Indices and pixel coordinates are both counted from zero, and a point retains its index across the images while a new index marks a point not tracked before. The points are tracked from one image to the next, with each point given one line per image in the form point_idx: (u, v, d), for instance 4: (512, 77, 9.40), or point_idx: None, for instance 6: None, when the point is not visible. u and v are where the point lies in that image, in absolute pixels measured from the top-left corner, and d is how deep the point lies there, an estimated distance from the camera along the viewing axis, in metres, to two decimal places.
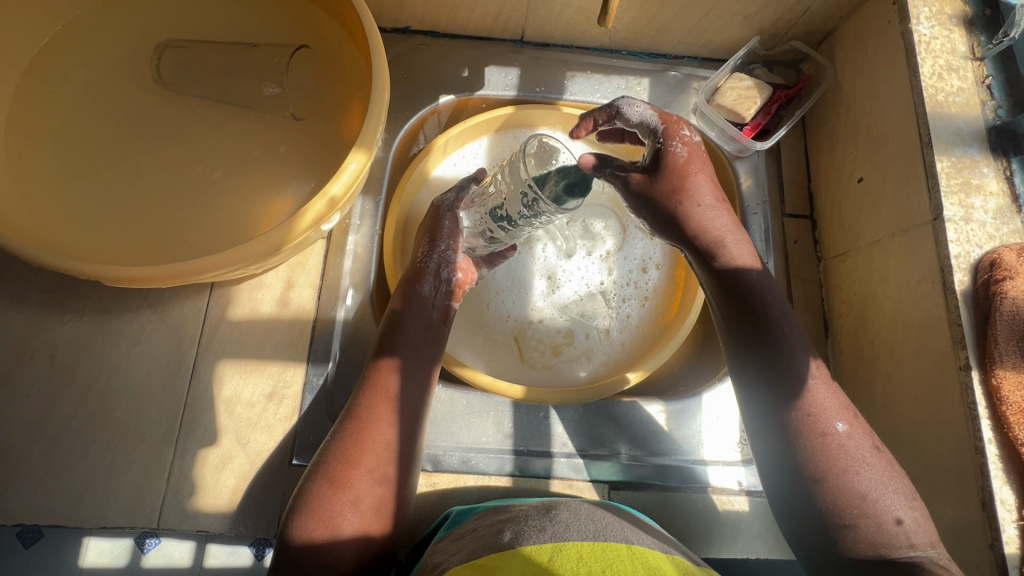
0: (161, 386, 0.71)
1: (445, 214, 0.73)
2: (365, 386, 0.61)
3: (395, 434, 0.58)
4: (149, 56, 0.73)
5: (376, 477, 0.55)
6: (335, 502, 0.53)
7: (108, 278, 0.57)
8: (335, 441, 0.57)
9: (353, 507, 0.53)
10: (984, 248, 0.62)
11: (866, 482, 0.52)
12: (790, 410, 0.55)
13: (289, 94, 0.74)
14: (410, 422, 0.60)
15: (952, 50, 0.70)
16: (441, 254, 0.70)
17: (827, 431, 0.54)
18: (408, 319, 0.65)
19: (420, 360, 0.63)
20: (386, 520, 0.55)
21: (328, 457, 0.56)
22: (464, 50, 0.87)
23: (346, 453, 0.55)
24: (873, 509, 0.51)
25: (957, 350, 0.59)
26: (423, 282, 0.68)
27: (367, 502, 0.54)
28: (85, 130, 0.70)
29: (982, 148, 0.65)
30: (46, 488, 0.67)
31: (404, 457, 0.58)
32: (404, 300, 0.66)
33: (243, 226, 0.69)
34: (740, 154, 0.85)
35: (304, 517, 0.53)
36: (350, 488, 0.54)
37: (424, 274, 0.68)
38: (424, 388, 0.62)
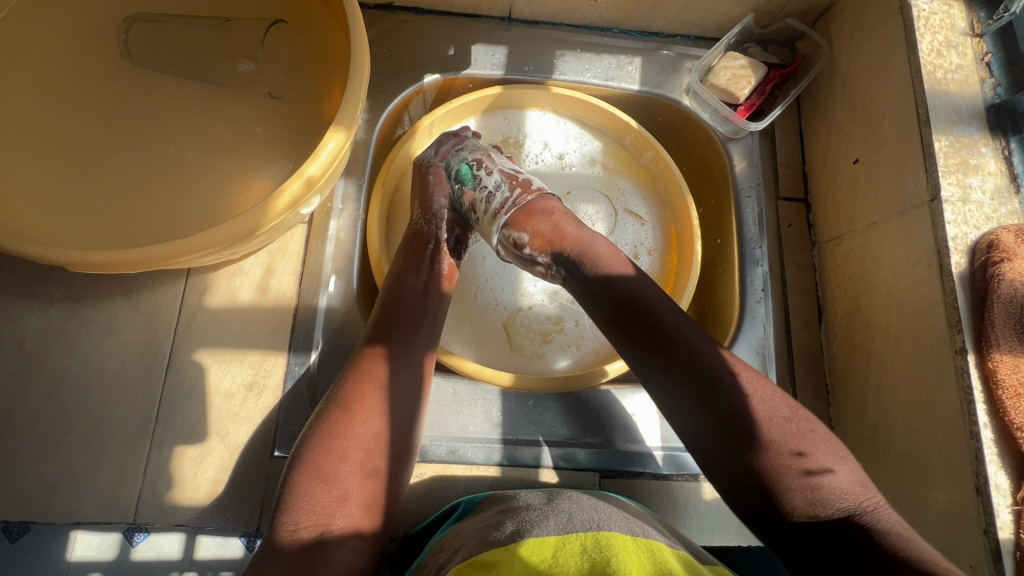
0: (136, 376, 0.68)
1: (433, 171, 0.73)
2: (353, 374, 0.57)
3: (384, 426, 0.55)
4: (117, 31, 0.69)
5: (366, 470, 0.53)
6: (324, 499, 0.50)
7: (73, 263, 0.54)
8: (316, 436, 0.53)
9: (342, 506, 0.51)
10: (981, 230, 0.60)
11: (824, 488, 0.44)
12: (723, 421, 0.47)
13: (266, 72, 0.71)
14: (400, 412, 0.57)
15: (952, 26, 0.68)
16: (437, 212, 0.70)
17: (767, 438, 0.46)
18: (406, 291, 0.64)
19: (411, 347, 0.61)
20: (376, 517, 0.53)
21: (310, 454, 0.53)
22: (450, 27, 0.84)
23: (331, 449, 0.52)
24: (836, 511, 0.43)
25: (953, 333, 0.58)
26: (423, 244, 0.68)
27: (358, 499, 0.52)
28: (49, 109, 0.66)
29: (980, 127, 0.64)
30: (17, 483, 0.64)
31: (394, 448, 0.56)
32: (404, 266, 0.66)
33: (219, 210, 0.66)
34: (734, 136, 0.83)
35: (292, 515, 0.50)
36: (340, 484, 0.51)
37: (425, 234, 0.68)
38: (416, 371, 0.60)
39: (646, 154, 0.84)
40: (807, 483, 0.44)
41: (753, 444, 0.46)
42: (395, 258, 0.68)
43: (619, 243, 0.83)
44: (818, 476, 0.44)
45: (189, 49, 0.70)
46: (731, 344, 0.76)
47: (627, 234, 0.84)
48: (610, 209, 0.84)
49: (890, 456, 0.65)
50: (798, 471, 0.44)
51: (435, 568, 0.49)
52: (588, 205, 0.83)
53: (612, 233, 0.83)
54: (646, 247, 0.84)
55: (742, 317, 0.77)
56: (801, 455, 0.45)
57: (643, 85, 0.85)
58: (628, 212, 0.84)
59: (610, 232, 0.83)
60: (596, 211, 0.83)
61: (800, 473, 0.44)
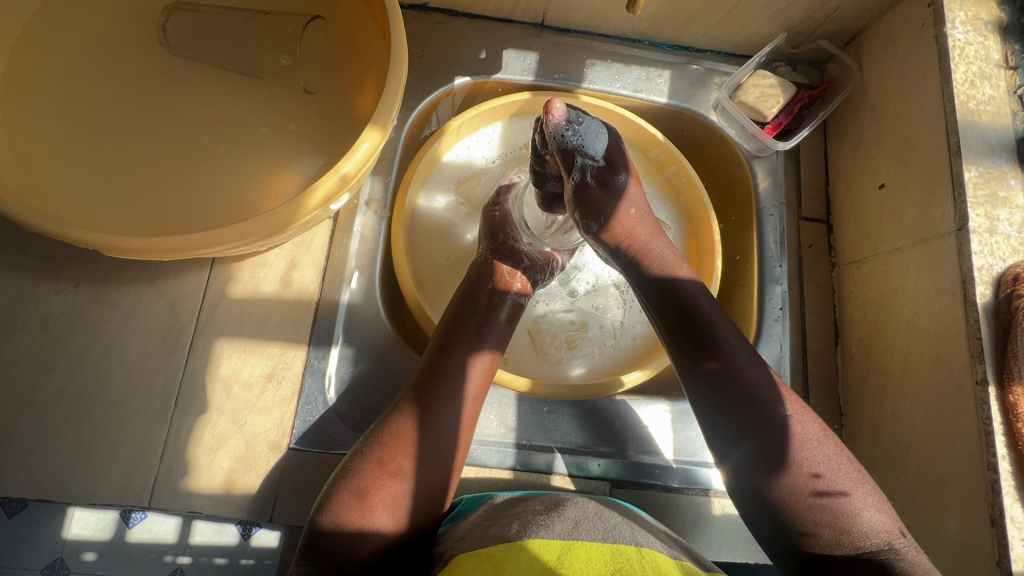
0: (158, 361, 0.69)
1: (500, 212, 0.75)
2: (407, 389, 0.60)
3: (428, 436, 0.56)
4: (157, 19, 0.70)
5: (401, 472, 0.54)
6: (358, 495, 0.52)
7: (108, 248, 0.54)
8: (370, 439, 0.56)
9: (381, 506, 0.52)
10: (1007, 262, 0.61)
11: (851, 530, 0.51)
12: (731, 417, 0.55)
13: (303, 68, 0.72)
14: (446, 422, 0.58)
15: (986, 57, 0.68)
16: (504, 244, 0.71)
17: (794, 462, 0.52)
18: (465, 318, 0.64)
19: (472, 360, 0.62)
20: (413, 521, 0.54)
21: (360, 456, 0.55)
22: (483, 31, 0.84)
23: (379, 453, 0.55)
24: (821, 514, 0.51)
25: (975, 363, 0.59)
26: (490, 279, 0.68)
27: (392, 500, 0.53)
28: (86, 92, 0.67)
29: (1011, 159, 0.64)
30: (34, 461, 0.65)
31: (436, 458, 0.56)
32: (464, 298, 0.67)
33: (250, 202, 0.67)
34: (759, 153, 0.83)
35: (331, 508, 0.52)
36: (374, 482, 0.53)
37: (489, 270, 0.68)
38: (466, 386, 0.60)
39: (669, 168, 0.84)
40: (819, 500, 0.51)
41: (762, 436, 0.54)
42: (458, 293, 0.68)
43: None
44: (813, 476, 0.52)
45: (225, 40, 0.71)
46: None
47: None
48: None
49: (903, 481, 0.65)
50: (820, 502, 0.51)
51: (438, 559, 0.50)
52: None
53: None
54: None
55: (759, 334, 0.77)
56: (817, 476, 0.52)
57: (671, 99, 0.85)
58: None
59: None
60: None
61: (801, 475, 0.52)
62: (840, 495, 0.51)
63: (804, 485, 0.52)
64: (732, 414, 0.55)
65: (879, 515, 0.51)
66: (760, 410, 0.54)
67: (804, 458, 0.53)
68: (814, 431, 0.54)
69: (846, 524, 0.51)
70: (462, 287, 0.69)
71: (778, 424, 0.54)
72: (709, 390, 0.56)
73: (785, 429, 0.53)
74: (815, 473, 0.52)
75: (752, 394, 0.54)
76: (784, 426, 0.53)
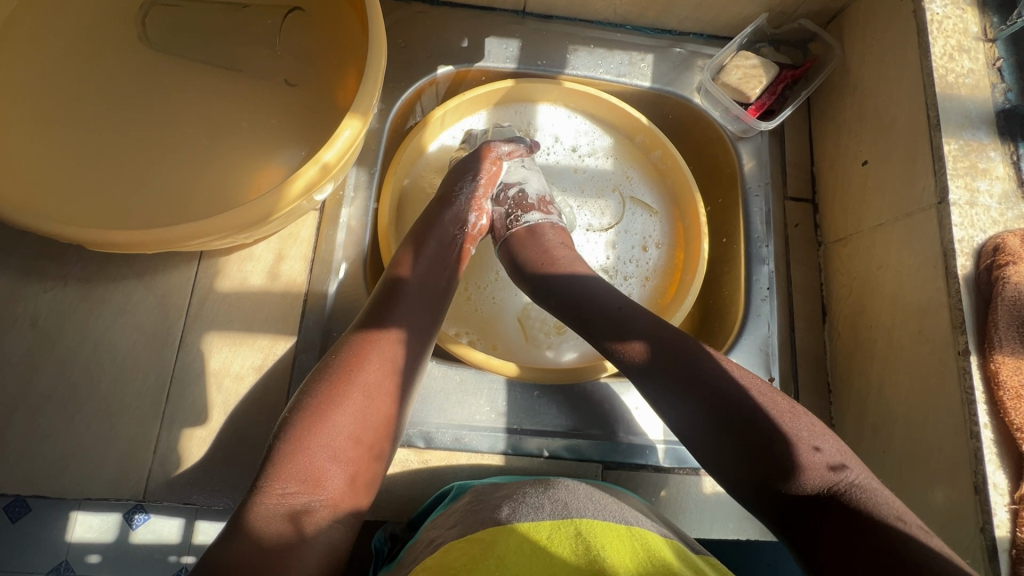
0: (148, 357, 0.69)
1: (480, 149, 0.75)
2: (361, 350, 0.57)
3: (386, 399, 0.55)
4: (134, 14, 0.70)
5: (356, 440, 0.52)
6: (315, 466, 0.50)
7: (94, 243, 0.55)
8: (309, 402, 0.53)
9: (336, 470, 0.50)
10: (988, 233, 0.61)
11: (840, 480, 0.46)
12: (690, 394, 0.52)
13: (284, 61, 0.72)
14: (401, 388, 0.57)
15: (964, 31, 0.68)
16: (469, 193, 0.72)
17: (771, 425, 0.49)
18: (423, 253, 0.66)
19: (416, 326, 0.61)
20: (365, 487, 0.53)
21: (314, 419, 0.52)
22: (465, 19, 0.84)
23: (332, 413, 0.52)
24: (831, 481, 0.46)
25: (957, 334, 0.59)
26: (447, 217, 0.70)
27: (347, 467, 0.51)
28: (70, 88, 0.67)
29: (990, 131, 0.64)
30: (26, 459, 0.65)
31: (391, 426, 0.56)
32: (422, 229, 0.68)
33: (235, 195, 0.67)
34: (744, 134, 0.84)
35: (280, 477, 0.49)
36: (330, 449, 0.51)
37: (451, 211, 0.71)
38: (417, 357, 0.60)
39: (655, 152, 0.86)
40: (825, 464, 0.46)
41: (762, 436, 0.48)
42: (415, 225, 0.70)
43: (628, 232, 0.86)
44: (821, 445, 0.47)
45: (205, 34, 0.71)
46: (735, 342, 0.77)
47: (637, 224, 0.87)
48: (619, 201, 0.87)
49: (889, 455, 0.66)
50: (821, 466, 0.47)
51: (428, 545, 0.51)
52: (598, 200, 0.86)
53: (619, 221, 0.86)
54: (654, 240, 0.86)
55: (747, 314, 0.78)
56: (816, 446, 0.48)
57: (654, 82, 0.86)
58: (637, 204, 0.87)
59: (617, 222, 0.86)
60: (606, 205, 0.86)
61: (832, 477, 0.46)
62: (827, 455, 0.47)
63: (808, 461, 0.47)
64: (727, 423, 0.50)
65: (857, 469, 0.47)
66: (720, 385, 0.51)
67: (827, 457, 0.47)
68: (830, 436, 0.49)
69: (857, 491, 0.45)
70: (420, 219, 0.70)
71: (792, 421, 0.49)
72: (701, 403, 0.51)
73: (798, 426, 0.49)
74: (845, 474, 0.46)
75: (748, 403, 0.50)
76: (796, 421, 0.49)
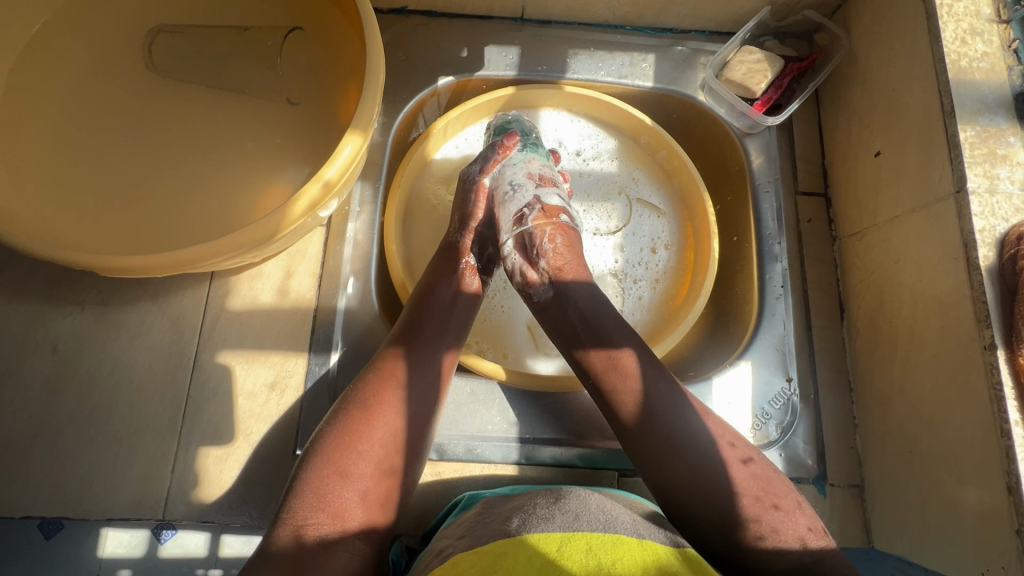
0: (164, 376, 0.70)
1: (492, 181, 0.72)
2: (375, 378, 0.58)
3: (402, 421, 0.56)
4: (141, 43, 0.72)
5: (378, 464, 0.53)
6: (338, 494, 0.50)
7: (105, 269, 0.56)
8: (328, 433, 0.54)
9: (361, 496, 0.51)
10: (1011, 222, 0.58)
11: (756, 478, 0.53)
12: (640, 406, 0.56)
13: (287, 81, 0.73)
14: (417, 409, 0.58)
15: (976, 13, 0.66)
16: (480, 233, 0.71)
17: (721, 445, 0.55)
18: (438, 288, 0.66)
19: (431, 345, 0.62)
20: (390, 510, 0.53)
21: (331, 451, 0.53)
22: (464, 29, 0.85)
23: (350, 442, 0.53)
24: (752, 492, 0.52)
25: (982, 328, 0.56)
26: (462, 256, 0.69)
27: (371, 493, 0.52)
28: (82, 117, 0.69)
29: (1008, 116, 0.62)
30: (49, 481, 0.66)
31: (411, 446, 0.56)
32: (437, 269, 0.68)
33: (242, 214, 0.68)
34: (751, 131, 0.82)
35: (305, 510, 0.49)
36: (351, 476, 0.51)
37: (464, 246, 0.70)
38: (434, 379, 0.60)
39: (661, 152, 0.86)
40: (752, 478, 0.53)
41: (693, 444, 0.54)
42: (433, 261, 0.70)
43: (635, 235, 0.85)
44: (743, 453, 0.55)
45: (209, 58, 0.72)
46: (750, 343, 0.75)
47: (644, 226, 0.86)
48: (625, 204, 0.86)
49: (916, 455, 0.64)
50: (740, 463, 0.54)
51: (438, 555, 0.50)
52: (604, 203, 0.86)
53: (627, 224, 0.85)
54: (663, 241, 0.85)
55: (761, 314, 0.76)
56: (734, 448, 0.55)
57: (657, 82, 0.85)
58: (643, 206, 0.86)
59: (625, 225, 0.85)
60: (613, 208, 0.86)
61: (748, 472, 0.53)
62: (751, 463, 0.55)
63: (747, 475, 0.53)
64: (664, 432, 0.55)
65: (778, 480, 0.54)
66: (662, 399, 0.56)
67: (740, 453, 0.55)
68: (739, 435, 0.58)
69: (777, 504, 0.52)
70: (436, 256, 0.70)
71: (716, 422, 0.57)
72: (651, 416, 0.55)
73: (718, 431, 0.56)
74: (754, 467, 0.54)
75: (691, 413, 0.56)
76: (716, 426, 0.56)
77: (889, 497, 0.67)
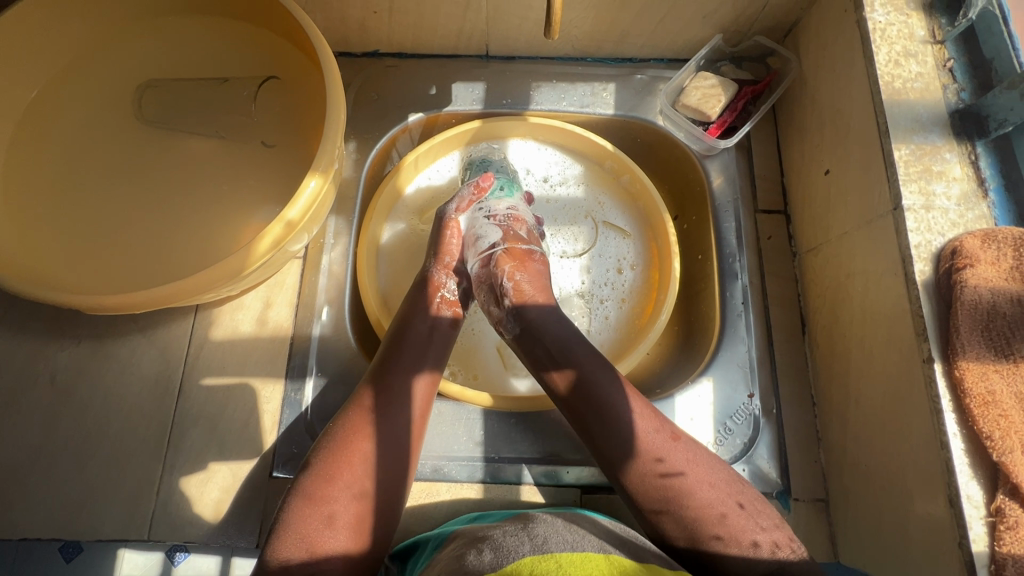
0: (152, 404, 0.75)
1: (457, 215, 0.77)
2: (353, 408, 0.61)
3: (377, 450, 0.59)
4: (133, 97, 0.78)
5: (354, 493, 0.56)
6: (315, 525, 0.54)
7: (88, 307, 0.61)
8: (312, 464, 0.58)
9: (338, 525, 0.54)
10: (947, 237, 0.60)
11: (674, 489, 0.54)
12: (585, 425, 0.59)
13: (264, 126, 0.79)
14: (392, 436, 0.60)
15: (910, 35, 0.68)
16: (451, 262, 0.74)
17: (642, 460, 0.56)
18: (415, 319, 0.68)
19: (407, 373, 0.64)
20: (370, 535, 0.56)
21: (313, 482, 0.56)
22: (432, 68, 0.90)
23: (329, 473, 0.57)
24: (683, 509, 0.54)
25: (920, 342, 0.57)
26: (432, 285, 0.71)
27: (349, 520, 0.55)
28: (78, 167, 0.75)
29: (944, 133, 0.63)
30: (46, 504, 0.71)
31: (388, 473, 0.58)
32: (411, 300, 0.70)
33: (221, 251, 0.73)
34: (709, 152, 0.85)
35: (286, 540, 0.53)
36: (328, 507, 0.55)
37: (435, 276, 0.72)
38: (410, 405, 0.62)
39: (624, 176, 0.89)
40: (668, 491, 0.54)
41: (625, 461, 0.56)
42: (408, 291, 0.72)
43: (601, 256, 0.88)
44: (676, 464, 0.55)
45: (193, 108, 0.79)
46: (711, 360, 0.76)
47: (610, 248, 0.89)
48: (591, 227, 0.89)
49: (871, 469, 0.64)
50: (657, 477, 0.55)
51: None
52: (570, 226, 0.89)
53: (593, 246, 0.88)
54: (629, 262, 0.88)
55: (722, 331, 0.77)
56: (659, 462, 0.55)
57: (618, 110, 0.88)
58: (608, 228, 0.89)
59: (591, 247, 0.88)
60: (579, 231, 0.89)
61: (662, 487, 0.55)
62: (677, 476, 0.55)
63: (673, 489, 0.54)
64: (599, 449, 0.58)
65: (717, 486, 0.55)
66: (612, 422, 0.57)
67: (665, 466, 0.55)
68: (669, 442, 0.57)
69: (710, 511, 0.54)
70: (410, 289, 0.72)
71: (647, 437, 0.57)
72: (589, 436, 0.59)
73: (650, 444, 0.56)
74: (673, 481, 0.55)
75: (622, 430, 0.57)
76: (649, 438, 0.57)
77: (850, 510, 0.67)
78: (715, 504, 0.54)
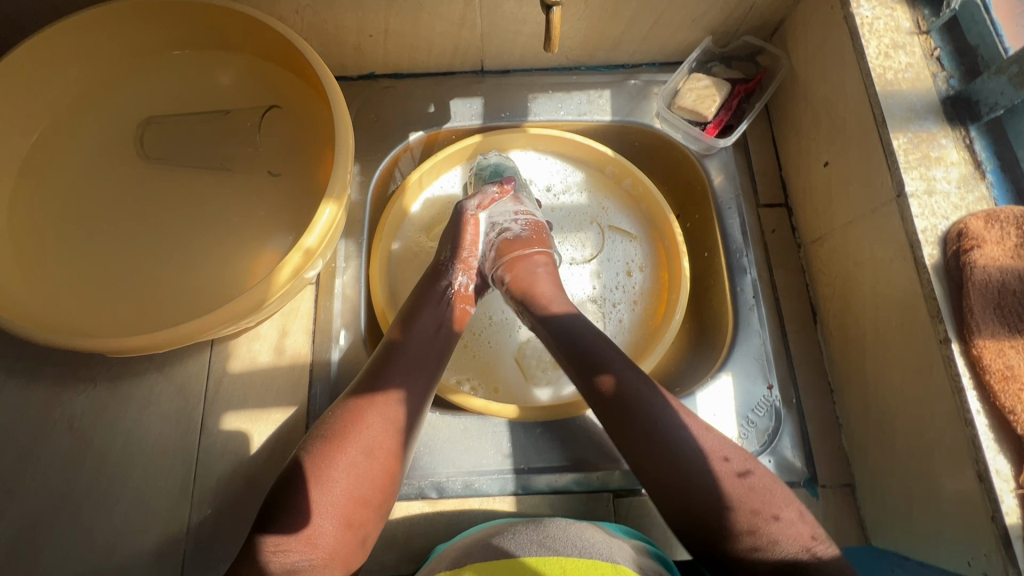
0: (174, 442, 0.74)
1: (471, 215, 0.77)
2: (361, 403, 0.59)
3: (384, 451, 0.58)
4: (134, 135, 0.78)
5: (356, 491, 0.55)
6: (314, 519, 0.53)
7: (110, 350, 0.60)
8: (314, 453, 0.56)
9: (336, 520, 0.54)
10: (951, 219, 0.61)
11: (752, 488, 0.54)
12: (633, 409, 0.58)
13: (269, 155, 0.79)
14: (401, 441, 0.60)
15: (897, 27, 0.70)
16: (463, 259, 0.74)
17: (712, 459, 0.56)
18: (424, 315, 0.68)
19: (416, 374, 0.63)
20: (363, 532, 0.56)
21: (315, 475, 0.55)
22: (429, 86, 0.91)
23: (332, 466, 0.55)
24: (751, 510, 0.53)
25: (936, 324, 0.59)
26: (441, 282, 0.72)
27: (347, 517, 0.54)
28: (83, 209, 0.75)
29: (938, 119, 0.66)
30: (72, 553, 0.70)
31: (391, 475, 0.58)
32: (421, 295, 0.70)
33: (235, 283, 0.73)
34: (708, 151, 0.86)
35: (281, 530, 0.52)
36: (329, 502, 0.54)
37: (445, 273, 0.73)
38: (416, 408, 0.62)
39: (626, 180, 0.90)
40: (750, 492, 0.54)
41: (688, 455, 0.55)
42: (416, 288, 0.72)
43: (610, 261, 0.89)
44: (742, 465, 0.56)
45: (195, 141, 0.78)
46: (729, 356, 0.77)
47: (618, 252, 0.90)
48: (598, 232, 0.90)
49: (896, 450, 0.66)
50: (734, 476, 0.55)
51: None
52: (577, 233, 0.90)
53: (601, 251, 0.89)
54: (637, 264, 0.89)
55: (737, 326, 0.78)
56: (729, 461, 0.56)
57: (615, 115, 0.90)
58: (615, 232, 0.90)
59: (599, 252, 0.89)
60: (586, 237, 0.90)
61: (745, 486, 0.54)
62: (748, 475, 0.55)
63: (747, 488, 0.54)
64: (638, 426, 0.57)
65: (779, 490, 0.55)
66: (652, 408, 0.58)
67: (736, 466, 0.56)
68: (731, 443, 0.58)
69: (773, 514, 0.53)
70: (416, 288, 0.72)
71: (705, 435, 0.57)
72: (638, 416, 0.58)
73: (712, 441, 0.57)
74: (751, 480, 0.55)
75: (675, 425, 0.57)
76: (709, 436, 0.57)
77: (878, 493, 0.68)
78: (768, 504, 0.54)
